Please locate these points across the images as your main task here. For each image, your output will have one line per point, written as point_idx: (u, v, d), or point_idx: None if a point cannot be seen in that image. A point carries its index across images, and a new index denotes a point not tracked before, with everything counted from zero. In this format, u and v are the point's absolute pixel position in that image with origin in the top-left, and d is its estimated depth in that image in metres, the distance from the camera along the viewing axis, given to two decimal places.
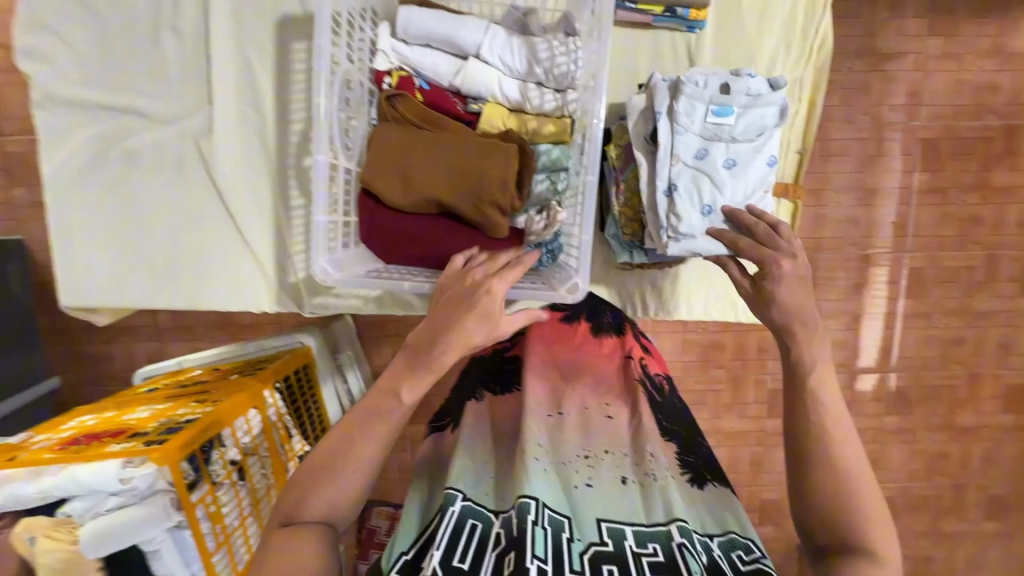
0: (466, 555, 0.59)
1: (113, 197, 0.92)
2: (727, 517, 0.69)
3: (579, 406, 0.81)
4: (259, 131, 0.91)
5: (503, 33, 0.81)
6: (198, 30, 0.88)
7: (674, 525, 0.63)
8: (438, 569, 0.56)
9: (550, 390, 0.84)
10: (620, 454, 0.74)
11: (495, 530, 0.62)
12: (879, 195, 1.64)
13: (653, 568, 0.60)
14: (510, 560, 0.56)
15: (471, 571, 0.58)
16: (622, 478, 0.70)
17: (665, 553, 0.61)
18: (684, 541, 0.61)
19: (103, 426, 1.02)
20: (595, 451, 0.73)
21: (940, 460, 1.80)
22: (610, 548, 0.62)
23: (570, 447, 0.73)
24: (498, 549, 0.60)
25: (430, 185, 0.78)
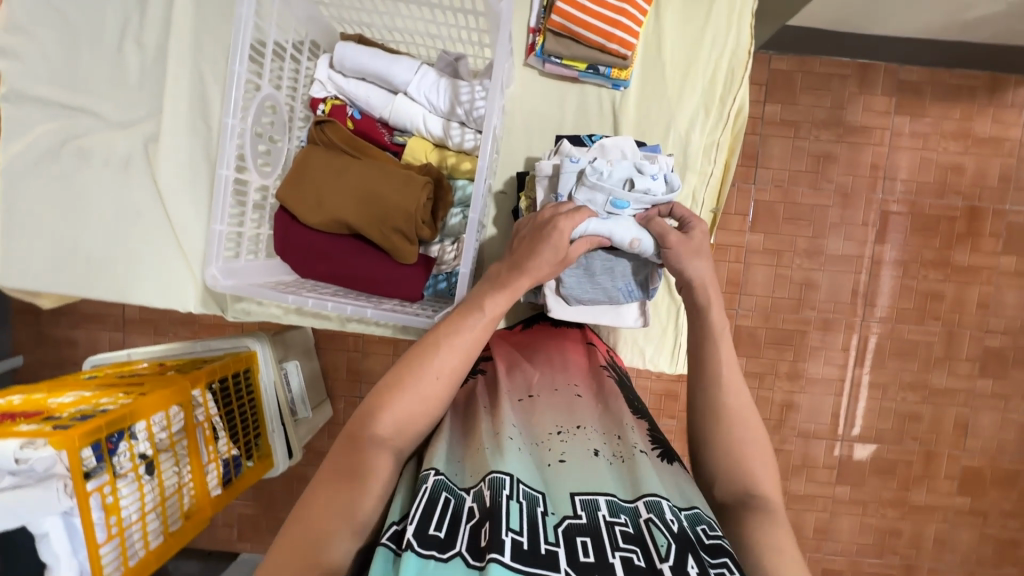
0: (443, 524, 0.59)
1: (58, 188, 0.97)
2: (690, 491, 0.69)
3: (550, 388, 0.83)
4: (206, 141, 0.97)
5: (432, 74, 0.86)
6: (161, 45, 0.96)
7: (641, 501, 0.63)
8: (413, 539, 0.56)
9: (525, 376, 0.86)
10: (592, 428, 0.76)
11: (468, 505, 0.62)
12: (841, 262, 1.66)
13: (624, 538, 0.59)
14: (485, 531, 0.57)
15: (447, 539, 0.58)
16: (594, 451, 0.71)
17: (634, 525, 0.61)
18: (652, 517, 0.61)
19: (24, 407, 1.05)
20: (567, 427, 0.75)
21: (892, 538, 1.76)
22: (583, 521, 0.61)
23: (543, 423, 0.76)
24: (473, 522, 0.60)
25: (339, 208, 0.81)
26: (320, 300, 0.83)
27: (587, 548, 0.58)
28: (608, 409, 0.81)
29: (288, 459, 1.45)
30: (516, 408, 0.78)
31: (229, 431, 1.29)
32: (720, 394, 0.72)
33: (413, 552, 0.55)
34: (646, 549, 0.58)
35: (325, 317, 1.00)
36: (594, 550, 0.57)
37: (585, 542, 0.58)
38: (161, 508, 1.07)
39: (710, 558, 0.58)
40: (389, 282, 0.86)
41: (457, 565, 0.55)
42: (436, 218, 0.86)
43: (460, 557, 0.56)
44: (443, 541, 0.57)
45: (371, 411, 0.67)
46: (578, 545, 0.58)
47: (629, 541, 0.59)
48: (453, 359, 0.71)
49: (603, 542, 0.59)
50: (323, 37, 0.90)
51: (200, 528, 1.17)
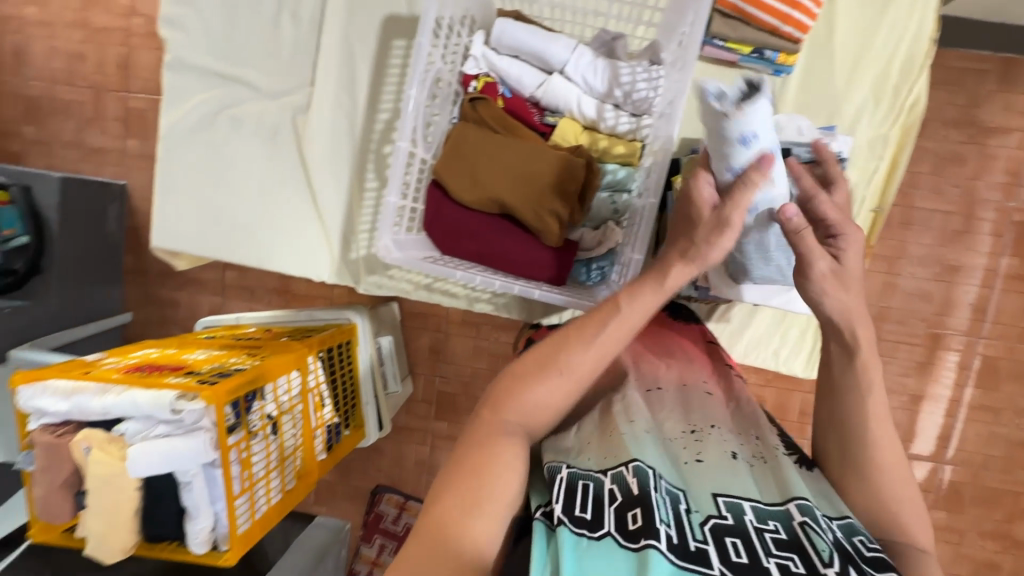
0: (587, 506, 0.55)
1: (212, 155, 1.01)
2: (836, 498, 0.62)
3: (677, 381, 0.78)
4: (350, 115, 0.99)
5: (590, 54, 0.85)
6: (314, 18, 0.98)
7: (792, 504, 0.58)
8: (564, 519, 0.53)
9: (648, 366, 0.81)
10: (727, 429, 0.70)
11: (607, 486, 0.57)
12: (959, 273, 1.53)
13: (777, 544, 0.53)
14: (636, 516, 0.53)
15: (595, 522, 0.53)
16: (732, 453, 0.65)
17: (788, 531, 0.55)
18: (807, 521, 0.55)
19: (164, 360, 1.12)
20: (700, 427, 0.69)
21: (989, 571, 1.65)
22: (729, 522, 0.56)
23: (675, 419, 0.70)
24: (618, 504, 0.55)
25: (497, 187, 0.82)
26: (473, 277, 0.83)
27: (739, 549, 0.53)
28: (740, 411, 0.75)
29: (378, 431, 1.48)
30: (646, 397, 0.73)
31: (333, 399, 1.33)
32: (865, 428, 0.64)
33: (566, 529, 0.52)
34: (807, 554, 0.52)
35: (454, 296, 1.02)
36: (746, 550, 0.52)
37: (736, 543, 0.53)
38: (281, 467, 1.12)
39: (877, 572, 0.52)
40: (537, 265, 0.85)
41: (609, 546, 0.51)
42: (584, 202, 0.84)
43: (611, 538, 0.52)
44: (592, 522, 0.53)
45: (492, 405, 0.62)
46: (728, 545, 0.53)
47: (784, 548, 0.53)
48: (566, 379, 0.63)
49: (756, 545, 0.53)
50: (480, 13, 0.88)
51: (307, 489, 1.21)
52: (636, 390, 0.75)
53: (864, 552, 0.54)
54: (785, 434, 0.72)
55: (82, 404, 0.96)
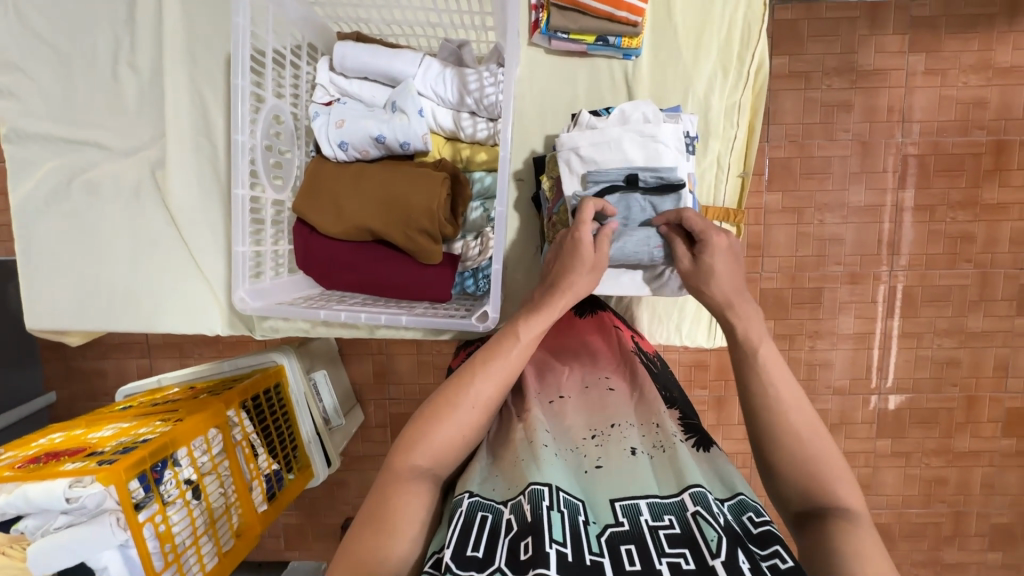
0: (480, 544, 0.55)
1: (72, 224, 0.96)
2: (733, 476, 0.64)
3: (580, 385, 0.79)
4: (213, 161, 0.95)
5: (437, 65, 0.83)
6: (152, 66, 0.93)
7: (686, 493, 0.59)
8: (450, 562, 0.52)
9: (551, 372, 0.83)
10: (627, 424, 0.71)
11: (505, 517, 0.58)
12: (864, 213, 1.58)
13: (672, 542, 0.54)
14: (527, 546, 0.53)
15: (486, 559, 0.54)
16: (631, 450, 0.67)
17: (681, 524, 0.56)
18: (699, 509, 0.57)
19: (66, 444, 1.06)
20: (601, 429, 0.71)
21: (938, 486, 1.72)
22: (625, 527, 0.57)
23: (575, 427, 0.72)
24: (512, 534, 0.55)
25: (359, 216, 0.80)
26: (350, 312, 0.82)
27: (634, 555, 0.53)
28: (643, 399, 0.76)
29: (327, 467, 1.43)
30: (548, 412, 0.75)
31: (267, 446, 1.28)
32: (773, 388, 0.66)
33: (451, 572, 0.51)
34: (698, 547, 0.54)
35: (354, 330, 0.97)
36: (640, 557, 0.53)
37: (630, 550, 0.54)
38: (212, 530, 1.08)
39: (761, 549, 0.54)
40: (418, 286, 0.84)
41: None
42: (456, 214, 0.83)
43: (501, 573, 0.51)
44: (482, 560, 0.53)
45: (404, 442, 0.64)
46: (623, 554, 0.53)
47: (676, 544, 0.54)
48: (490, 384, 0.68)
49: (651, 548, 0.54)
50: (319, 39, 0.87)
51: (251, 544, 1.17)
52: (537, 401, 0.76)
53: (753, 528, 0.57)
54: (688, 418, 0.75)
55: None
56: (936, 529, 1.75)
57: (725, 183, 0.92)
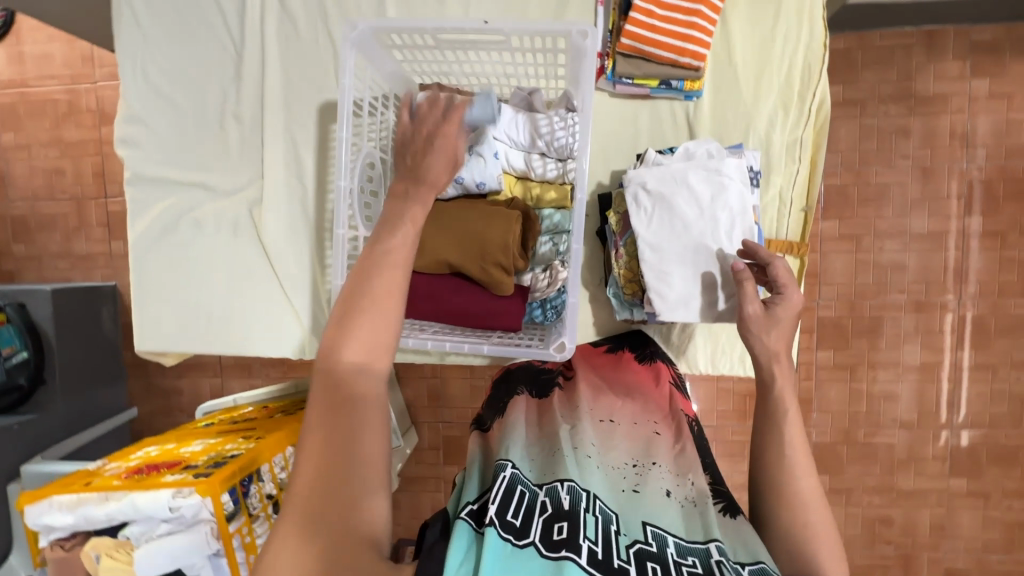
0: (518, 513, 0.62)
1: (179, 257, 1.07)
2: (756, 545, 0.62)
3: (629, 419, 0.85)
4: (302, 200, 1.05)
5: (510, 110, 0.89)
6: (254, 117, 1.04)
7: (712, 543, 0.62)
8: (495, 519, 0.59)
9: (604, 397, 0.90)
10: (666, 468, 0.76)
11: (540, 500, 0.65)
12: (927, 240, 1.54)
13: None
14: (562, 527, 0.60)
15: (522, 526, 0.60)
16: (667, 491, 0.72)
17: (704, 565, 0.58)
18: (722, 559, 0.59)
19: (162, 458, 1.16)
20: (642, 462, 0.77)
21: (1023, 531, 1.61)
22: (653, 548, 0.61)
23: (616, 455, 0.78)
24: (547, 515, 0.62)
25: (440, 249, 0.87)
26: (433, 341, 0.88)
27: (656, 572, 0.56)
28: (685, 452, 0.79)
29: None
30: (598, 429, 0.82)
31: None
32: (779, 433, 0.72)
33: (494, 529, 0.58)
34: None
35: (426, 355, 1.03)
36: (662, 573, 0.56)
37: (654, 567, 0.57)
38: None
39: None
40: (490, 316, 0.89)
41: (530, 552, 0.56)
42: (526, 248, 0.89)
43: (535, 545, 0.58)
44: (519, 529, 0.59)
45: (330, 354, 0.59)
46: (648, 567, 0.57)
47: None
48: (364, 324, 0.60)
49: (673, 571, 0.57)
50: (403, 90, 0.96)
51: None
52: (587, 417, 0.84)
53: None
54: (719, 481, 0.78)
55: (86, 514, 0.99)
56: None
57: (787, 216, 0.94)
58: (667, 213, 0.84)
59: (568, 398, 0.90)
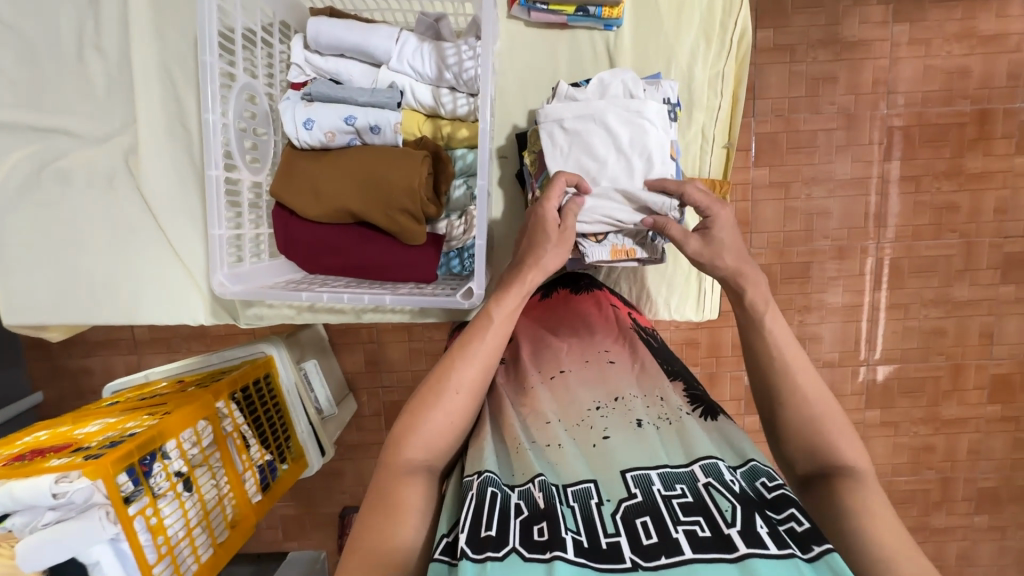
0: (492, 522, 0.52)
1: (45, 216, 0.93)
2: (738, 439, 0.60)
3: (580, 360, 0.74)
4: (187, 146, 0.92)
5: (414, 39, 0.80)
6: (120, 49, 0.90)
7: (696, 465, 0.56)
8: (466, 546, 0.48)
9: (550, 350, 0.77)
10: (631, 396, 0.66)
11: (514, 500, 0.55)
12: (850, 185, 1.57)
13: (685, 510, 0.52)
14: (541, 530, 0.51)
15: (501, 538, 0.50)
16: (638, 421, 0.63)
17: (693, 492, 0.54)
18: (711, 480, 0.54)
19: (52, 441, 1.05)
20: (605, 401, 0.66)
21: (926, 454, 1.73)
22: (639, 499, 0.53)
23: (575, 403, 0.67)
24: (523, 518, 0.53)
25: (340, 197, 0.78)
26: (333, 294, 0.80)
27: (650, 528, 0.51)
28: (645, 371, 0.71)
29: (322, 457, 1.41)
30: (549, 390, 0.70)
31: (259, 438, 1.27)
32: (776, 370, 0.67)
33: (467, 558, 0.47)
34: (711, 514, 0.51)
35: (341, 314, 0.96)
36: (657, 528, 0.50)
37: (646, 523, 0.51)
38: (205, 522, 1.07)
39: (776, 513, 0.52)
40: (403, 267, 0.83)
41: (515, 562, 0.48)
42: (440, 193, 0.82)
43: (517, 553, 0.49)
44: (496, 539, 0.50)
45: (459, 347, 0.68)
46: (639, 528, 0.51)
47: (690, 512, 0.52)
48: (473, 367, 0.67)
49: (664, 517, 0.51)
50: (293, 17, 0.84)
51: (247, 535, 1.17)
52: (537, 383, 0.71)
53: (767, 493, 0.54)
54: (688, 386, 0.70)
55: None
56: (924, 496, 1.76)
57: (709, 154, 0.92)
58: (581, 154, 0.79)
59: (507, 370, 0.76)
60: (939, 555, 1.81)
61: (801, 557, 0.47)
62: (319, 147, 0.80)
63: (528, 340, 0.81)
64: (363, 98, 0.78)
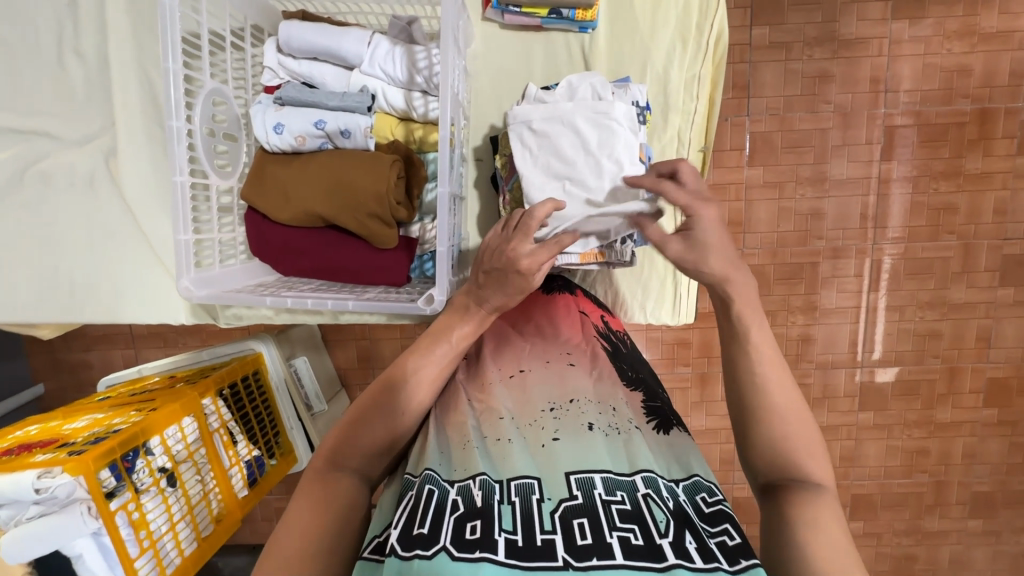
0: (425, 520, 0.52)
1: (28, 216, 0.95)
2: (690, 457, 0.62)
3: (540, 360, 0.74)
4: (164, 147, 0.93)
5: (386, 42, 0.80)
6: (99, 52, 0.91)
7: (638, 475, 0.57)
8: (396, 543, 0.50)
9: (512, 350, 0.77)
10: (586, 400, 0.66)
11: (451, 497, 0.56)
12: (847, 185, 1.54)
13: (621, 517, 0.52)
14: (475, 528, 0.52)
15: (432, 535, 0.51)
16: (588, 425, 0.63)
17: (632, 501, 0.54)
18: (649, 492, 0.55)
19: (40, 436, 1.07)
20: (559, 402, 0.66)
21: (920, 457, 1.71)
22: (578, 501, 0.54)
23: (531, 403, 0.67)
24: (458, 514, 0.53)
25: (310, 202, 0.79)
26: (298, 298, 0.81)
27: (585, 529, 0.51)
28: (603, 379, 0.71)
29: (311, 452, 1.42)
30: (508, 388, 0.70)
31: (246, 433, 1.28)
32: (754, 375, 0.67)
33: (395, 556, 0.48)
34: (646, 524, 0.52)
35: (317, 316, 0.97)
36: (591, 530, 0.51)
37: (583, 524, 0.52)
38: (190, 517, 1.10)
39: (710, 527, 0.54)
40: (372, 271, 0.83)
41: (441, 561, 0.48)
42: (411, 197, 0.82)
43: (445, 551, 0.49)
44: (427, 538, 0.50)
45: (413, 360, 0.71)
46: (574, 528, 0.51)
47: (626, 519, 0.52)
48: (422, 388, 0.70)
49: (601, 520, 0.52)
50: (265, 20, 0.85)
51: (231, 530, 1.19)
52: (495, 380, 0.71)
53: (705, 507, 0.55)
54: (648, 398, 0.71)
55: None
56: (918, 499, 1.74)
57: (686, 157, 0.92)
58: (550, 156, 0.78)
59: (467, 366, 0.77)
60: (932, 559, 1.78)
61: (727, 570, 0.48)
62: (291, 151, 0.81)
63: (491, 336, 0.81)
64: (333, 102, 0.79)
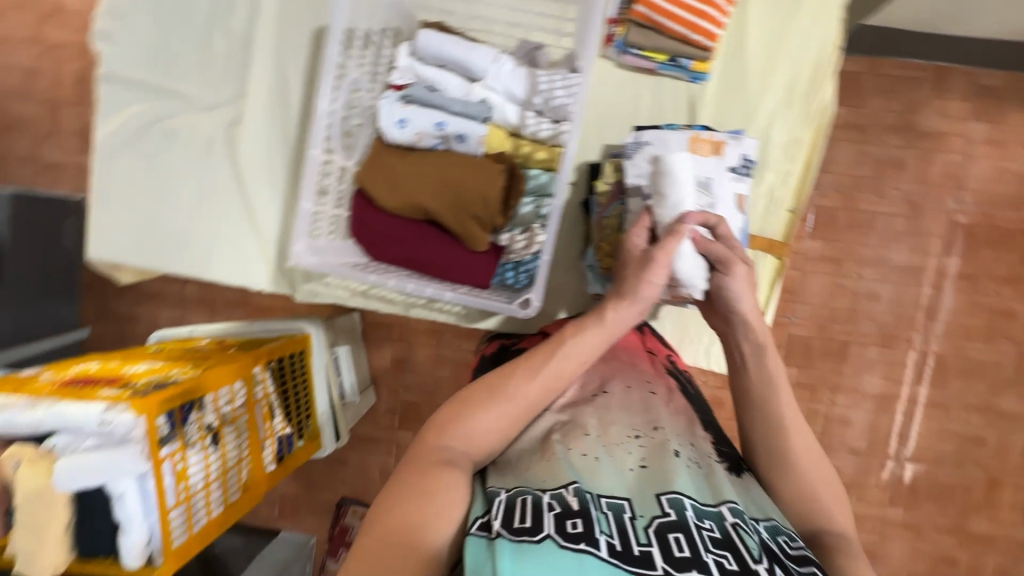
0: (526, 518, 0.53)
1: (145, 164, 1.01)
2: (763, 502, 0.62)
3: (623, 385, 0.74)
4: (282, 123, 1.01)
5: (511, 64, 0.86)
6: (244, 31, 0.99)
7: (724, 505, 0.57)
8: (502, 529, 0.51)
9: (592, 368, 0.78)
10: (669, 430, 0.67)
11: (547, 499, 0.55)
12: (906, 274, 1.53)
13: (714, 542, 0.53)
14: (576, 525, 0.52)
15: (535, 532, 0.51)
16: (674, 452, 0.63)
17: (721, 530, 0.54)
18: (738, 521, 0.55)
19: (103, 373, 1.11)
20: (644, 430, 0.67)
21: (947, 567, 1.62)
22: (673, 518, 0.55)
23: (616, 424, 0.67)
24: (557, 513, 0.53)
25: (419, 198, 0.84)
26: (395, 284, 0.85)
27: (681, 543, 0.52)
28: (685, 414, 0.71)
29: (334, 442, 1.44)
30: (591, 407, 0.70)
31: (284, 409, 1.30)
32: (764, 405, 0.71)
33: (505, 540, 0.50)
34: (739, 551, 0.52)
35: (389, 305, 1.01)
36: (689, 545, 0.52)
37: (678, 538, 0.53)
38: (222, 479, 1.11)
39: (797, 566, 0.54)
40: (462, 270, 0.87)
41: (551, 549, 0.49)
42: (508, 206, 0.85)
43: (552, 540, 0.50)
44: (532, 528, 0.51)
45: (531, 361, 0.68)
46: (671, 542, 0.52)
47: (719, 545, 0.53)
48: (535, 381, 0.67)
49: (696, 539, 0.53)
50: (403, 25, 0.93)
51: (254, 502, 1.20)
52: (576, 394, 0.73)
53: (788, 551, 0.55)
54: (722, 441, 0.71)
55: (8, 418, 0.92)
56: None
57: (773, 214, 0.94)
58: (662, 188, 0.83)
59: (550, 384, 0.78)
60: None
61: None
62: (406, 145, 0.86)
63: None
64: (455, 107, 0.84)
